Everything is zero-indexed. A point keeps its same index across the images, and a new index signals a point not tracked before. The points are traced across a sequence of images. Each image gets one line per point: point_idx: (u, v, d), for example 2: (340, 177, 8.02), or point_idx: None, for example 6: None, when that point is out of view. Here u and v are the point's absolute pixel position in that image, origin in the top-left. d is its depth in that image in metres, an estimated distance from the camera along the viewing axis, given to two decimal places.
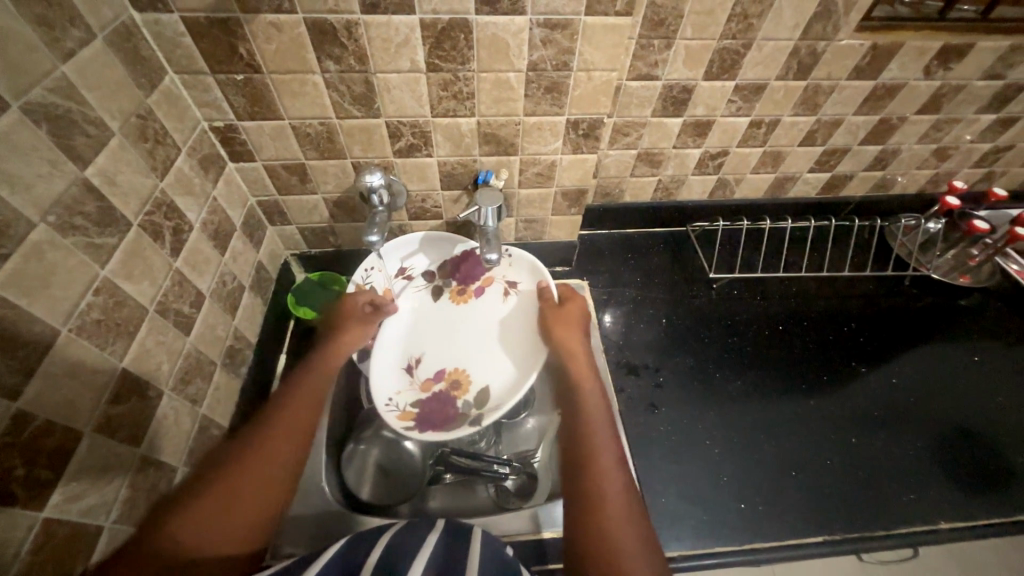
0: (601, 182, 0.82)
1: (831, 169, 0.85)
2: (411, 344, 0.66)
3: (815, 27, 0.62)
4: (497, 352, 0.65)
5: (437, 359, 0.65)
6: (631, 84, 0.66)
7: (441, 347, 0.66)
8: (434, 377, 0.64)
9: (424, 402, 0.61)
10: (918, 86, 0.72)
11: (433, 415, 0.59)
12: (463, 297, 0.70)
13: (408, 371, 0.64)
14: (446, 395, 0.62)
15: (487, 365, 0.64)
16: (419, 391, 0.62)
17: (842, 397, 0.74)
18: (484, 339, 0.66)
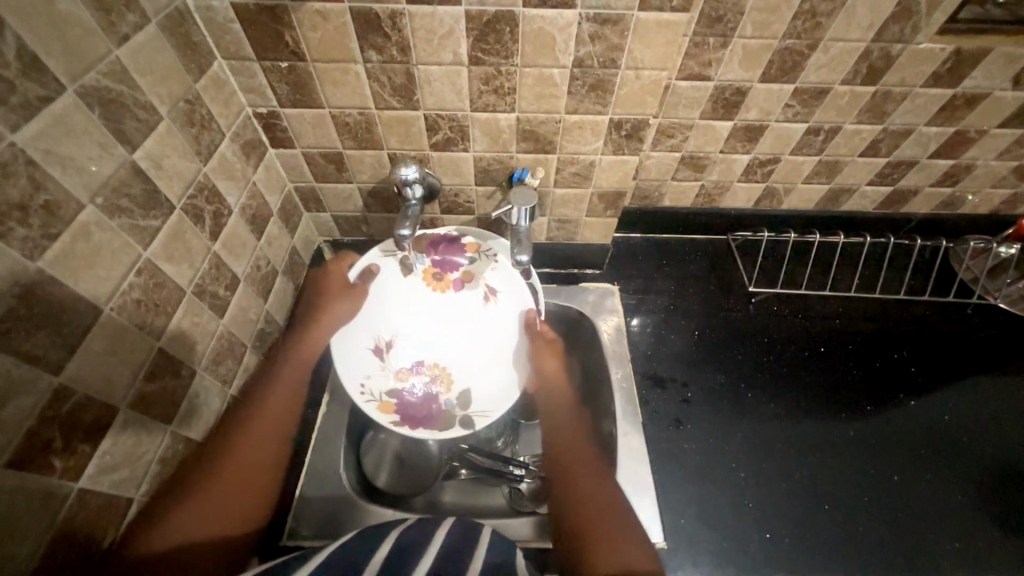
0: (640, 184, 0.79)
1: (894, 183, 0.79)
2: (383, 327, 0.66)
3: (892, 28, 0.57)
4: (475, 354, 0.68)
5: (412, 350, 0.68)
6: (680, 84, 0.63)
7: (416, 336, 0.68)
8: (411, 368, 0.67)
9: (402, 395, 0.65)
10: (1003, 97, 0.65)
11: (414, 410, 0.63)
12: (438, 283, 0.68)
13: (378, 354, 0.65)
14: (425, 390, 0.66)
15: (466, 365, 0.68)
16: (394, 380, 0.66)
17: (886, 428, 0.69)
18: (463, 338, 0.69)
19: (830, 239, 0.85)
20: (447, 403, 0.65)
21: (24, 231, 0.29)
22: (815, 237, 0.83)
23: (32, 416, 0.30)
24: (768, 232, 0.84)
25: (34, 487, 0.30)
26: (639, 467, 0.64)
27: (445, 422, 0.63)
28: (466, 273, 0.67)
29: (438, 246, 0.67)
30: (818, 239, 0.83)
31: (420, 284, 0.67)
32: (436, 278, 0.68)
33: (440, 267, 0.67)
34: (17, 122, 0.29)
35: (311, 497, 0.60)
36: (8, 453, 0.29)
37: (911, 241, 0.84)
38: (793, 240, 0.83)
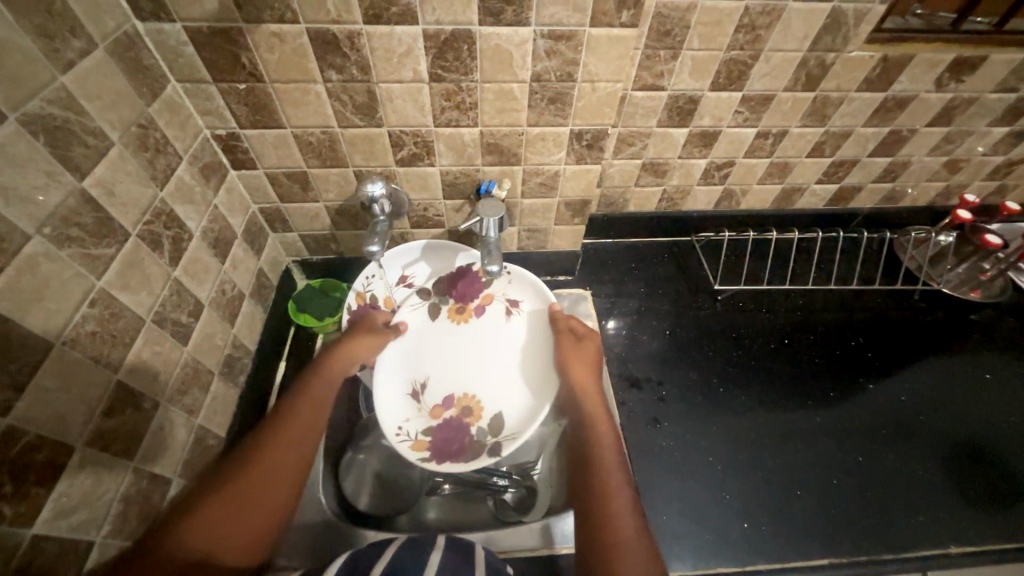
0: (605, 192, 0.81)
1: (840, 181, 0.84)
2: (417, 367, 0.66)
3: (825, 39, 0.61)
4: (506, 385, 0.66)
5: (444, 384, 0.66)
6: (636, 95, 0.65)
7: (446, 370, 0.67)
8: (443, 404, 0.65)
9: (438, 431, 0.63)
10: (929, 98, 0.70)
11: (448, 444, 0.61)
12: (462, 315, 0.70)
13: (415, 397, 0.64)
14: (458, 422, 0.64)
15: (498, 392, 0.66)
16: (430, 418, 0.63)
17: (850, 413, 0.72)
18: (496, 369, 0.67)
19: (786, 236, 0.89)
20: (480, 431, 0.63)
21: None
22: (772, 234, 0.88)
23: None
24: (729, 232, 0.87)
25: None
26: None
27: (478, 450, 0.60)
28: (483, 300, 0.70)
29: (455, 282, 0.71)
30: (776, 236, 0.87)
31: (447, 322, 0.70)
32: (458, 312, 0.70)
33: (461, 300, 0.70)
34: None
35: (289, 526, 0.58)
36: None
37: (860, 234, 0.89)
38: (752, 238, 0.87)
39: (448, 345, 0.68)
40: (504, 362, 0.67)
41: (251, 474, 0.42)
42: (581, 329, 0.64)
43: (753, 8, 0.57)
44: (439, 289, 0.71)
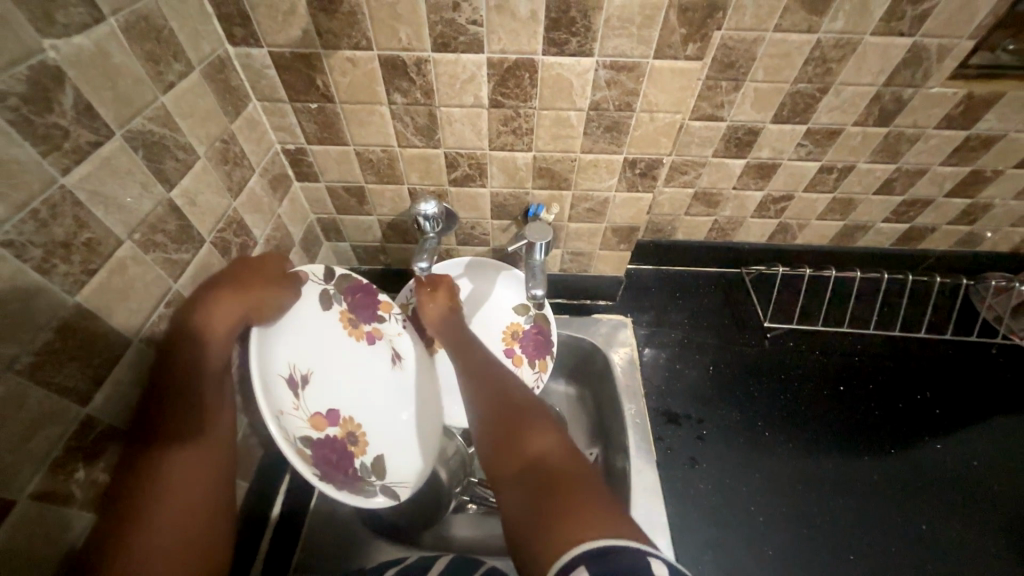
0: (653, 219, 0.80)
1: (909, 221, 0.78)
2: (303, 353, 0.52)
3: (902, 74, 0.58)
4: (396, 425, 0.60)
5: (331, 393, 0.54)
6: (693, 124, 0.64)
7: (334, 379, 0.55)
8: (327, 416, 0.53)
9: (318, 446, 0.50)
10: (1018, 139, 0.65)
11: (332, 467, 0.49)
12: (354, 327, 0.59)
13: (291, 386, 0.49)
14: (341, 447, 0.52)
15: (388, 431, 0.59)
16: (310, 428, 0.50)
17: (912, 474, 0.66)
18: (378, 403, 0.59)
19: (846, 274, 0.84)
20: (361, 467, 0.54)
21: (66, 267, 0.31)
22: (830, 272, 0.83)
23: (57, 447, 0.31)
24: (783, 268, 0.83)
25: (55, 518, 0.31)
26: (653, 507, 0.61)
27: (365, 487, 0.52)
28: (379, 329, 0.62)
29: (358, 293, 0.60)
30: (834, 275, 0.83)
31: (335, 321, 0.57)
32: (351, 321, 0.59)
33: (355, 314, 0.60)
34: (69, 165, 0.31)
35: (322, 531, 0.61)
36: (33, 483, 0.29)
37: (930, 278, 0.83)
38: (808, 275, 0.83)
39: (337, 349, 0.57)
40: (393, 401, 0.61)
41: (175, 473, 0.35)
42: None
43: (825, 42, 0.55)
44: (342, 286, 0.58)
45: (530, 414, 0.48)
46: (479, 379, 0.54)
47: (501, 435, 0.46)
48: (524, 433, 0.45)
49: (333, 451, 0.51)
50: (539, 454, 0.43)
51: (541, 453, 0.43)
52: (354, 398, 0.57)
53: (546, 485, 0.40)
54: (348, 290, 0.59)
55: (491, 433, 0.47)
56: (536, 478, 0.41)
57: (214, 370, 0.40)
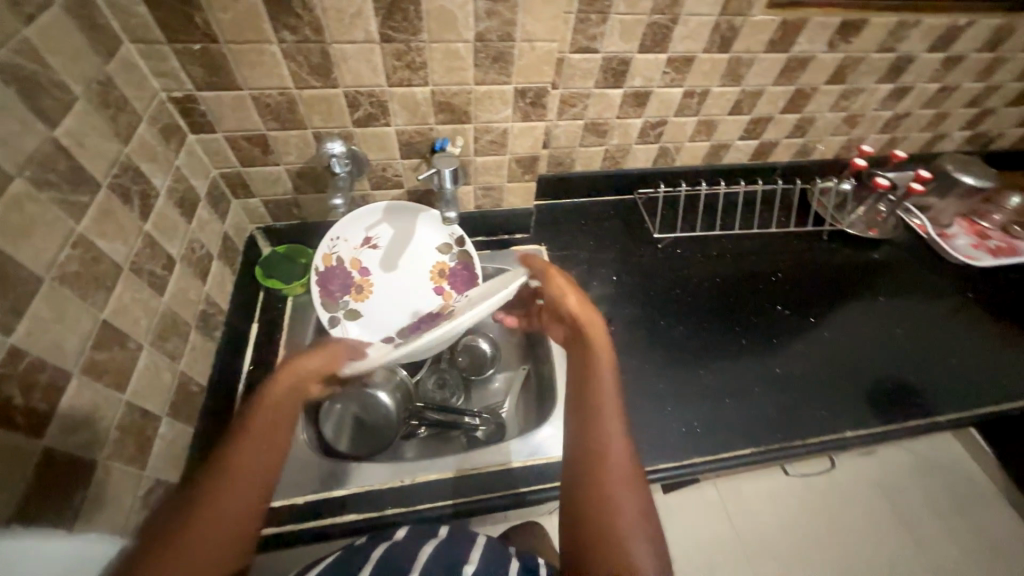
0: (553, 152, 0.88)
1: (758, 137, 0.94)
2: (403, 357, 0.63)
3: (733, 4, 0.69)
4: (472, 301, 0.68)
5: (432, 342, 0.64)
6: (573, 57, 0.72)
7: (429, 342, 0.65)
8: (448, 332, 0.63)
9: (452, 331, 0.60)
10: (824, 59, 0.81)
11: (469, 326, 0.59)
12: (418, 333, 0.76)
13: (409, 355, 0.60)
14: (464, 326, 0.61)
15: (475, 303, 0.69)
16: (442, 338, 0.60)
17: (768, 335, 0.84)
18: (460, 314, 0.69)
19: (717, 189, 1.00)
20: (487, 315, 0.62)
21: None
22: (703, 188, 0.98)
23: None
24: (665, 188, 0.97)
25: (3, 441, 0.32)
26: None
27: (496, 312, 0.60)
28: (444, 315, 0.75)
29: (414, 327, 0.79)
30: (706, 190, 0.98)
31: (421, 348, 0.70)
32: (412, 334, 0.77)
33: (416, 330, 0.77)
34: None
35: None
36: None
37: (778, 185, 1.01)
38: (685, 193, 0.97)
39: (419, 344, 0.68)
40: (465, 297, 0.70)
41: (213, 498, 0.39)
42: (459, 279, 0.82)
43: None
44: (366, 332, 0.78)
45: (629, 481, 0.46)
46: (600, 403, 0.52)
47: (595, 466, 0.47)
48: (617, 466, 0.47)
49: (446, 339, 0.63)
50: (616, 511, 0.44)
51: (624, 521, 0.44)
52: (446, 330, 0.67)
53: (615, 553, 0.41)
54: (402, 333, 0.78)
55: (591, 440, 0.49)
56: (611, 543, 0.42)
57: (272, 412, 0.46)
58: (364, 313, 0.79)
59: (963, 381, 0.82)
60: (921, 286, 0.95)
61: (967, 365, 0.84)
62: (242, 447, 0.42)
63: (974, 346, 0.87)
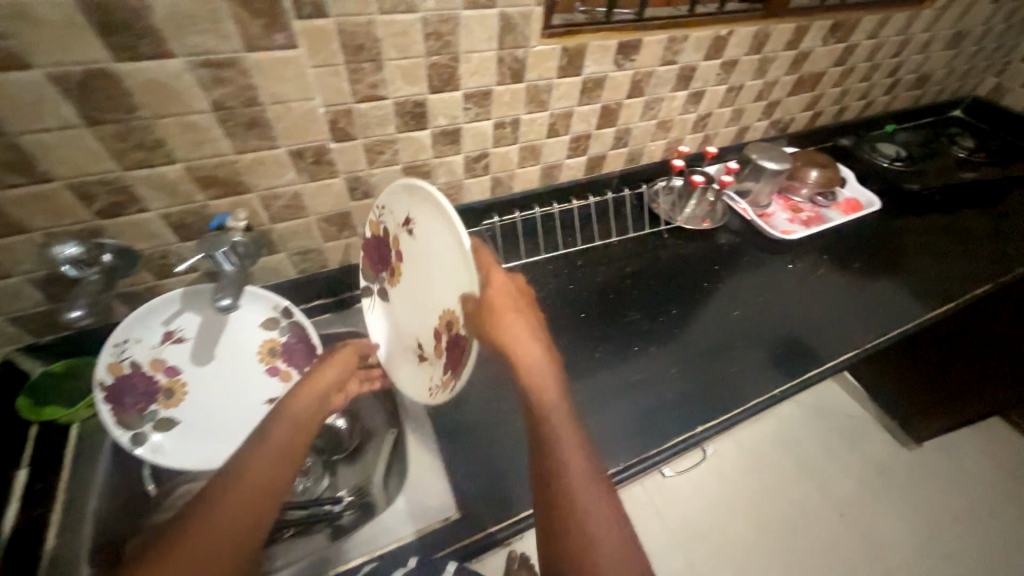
0: (380, 200, 0.84)
1: (585, 153, 0.98)
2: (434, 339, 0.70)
3: (507, 38, 0.70)
4: (443, 254, 0.62)
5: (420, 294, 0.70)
6: (361, 106, 0.69)
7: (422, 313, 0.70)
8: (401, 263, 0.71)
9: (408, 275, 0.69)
10: (617, 77, 0.86)
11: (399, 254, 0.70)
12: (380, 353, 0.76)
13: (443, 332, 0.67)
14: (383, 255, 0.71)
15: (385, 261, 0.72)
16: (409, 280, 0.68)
17: (619, 344, 0.88)
18: (438, 262, 0.65)
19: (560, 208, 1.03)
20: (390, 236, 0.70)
21: None
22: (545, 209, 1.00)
23: None
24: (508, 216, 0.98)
25: None
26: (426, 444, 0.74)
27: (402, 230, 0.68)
28: (395, 247, 0.70)
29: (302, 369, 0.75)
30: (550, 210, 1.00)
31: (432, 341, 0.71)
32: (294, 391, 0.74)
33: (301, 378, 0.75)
34: None
35: None
36: None
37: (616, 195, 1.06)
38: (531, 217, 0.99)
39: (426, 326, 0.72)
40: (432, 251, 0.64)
41: (249, 480, 0.51)
42: (289, 352, 0.76)
43: (430, 19, 0.63)
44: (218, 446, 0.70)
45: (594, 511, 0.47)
46: (562, 485, 0.48)
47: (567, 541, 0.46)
48: (592, 543, 0.45)
49: (451, 321, 0.63)
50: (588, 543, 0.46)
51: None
52: (409, 291, 0.71)
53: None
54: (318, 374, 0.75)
55: (555, 487, 0.49)
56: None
57: (296, 412, 0.60)
58: (180, 419, 0.69)
59: (795, 350, 0.89)
60: (749, 266, 1.05)
61: (794, 332, 0.92)
62: (269, 438, 0.55)
63: (799, 313, 0.96)
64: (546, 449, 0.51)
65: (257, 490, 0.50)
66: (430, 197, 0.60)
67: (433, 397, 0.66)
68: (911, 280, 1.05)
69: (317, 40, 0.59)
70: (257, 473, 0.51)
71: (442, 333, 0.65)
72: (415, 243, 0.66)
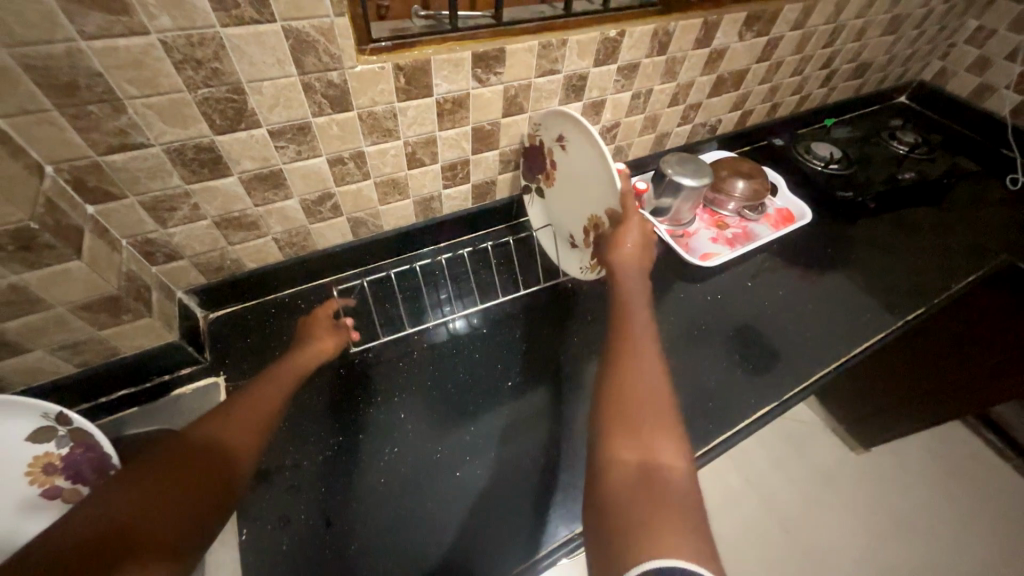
0: (196, 259, 0.68)
1: (466, 180, 0.83)
2: (577, 236, 0.80)
3: (308, 60, 0.55)
4: (590, 179, 0.71)
5: (561, 196, 0.80)
6: (113, 159, 0.52)
7: (568, 212, 0.80)
8: (547, 166, 0.80)
9: (552, 170, 0.79)
10: (482, 94, 0.70)
11: (540, 159, 0.80)
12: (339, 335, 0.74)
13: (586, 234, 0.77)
14: (536, 156, 0.81)
15: (537, 158, 0.81)
16: (561, 175, 0.77)
17: (499, 414, 0.72)
18: (581, 183, 0.74)
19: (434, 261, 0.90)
20: (537, 139, 0.78)
21: None
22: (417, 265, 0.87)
23: None
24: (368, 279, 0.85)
25: None
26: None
27: (543, 137, 0.77)
28: (548, 157, 0.78)
29: (82, 474, 0.61)
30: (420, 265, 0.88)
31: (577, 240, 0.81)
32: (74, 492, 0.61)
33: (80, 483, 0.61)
34: None
35: None
36: None
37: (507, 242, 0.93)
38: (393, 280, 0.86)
39: (568, 222, 0.81)
40: (580, 171, 0.72)
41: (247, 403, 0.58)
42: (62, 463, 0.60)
43: (175, 42, 0.47)
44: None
45: (662, 420, 0.47)
46: (625, 359, 0.53)
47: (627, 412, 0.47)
48: (648, 424, 0.46)
49: (596, 226, 0.75)
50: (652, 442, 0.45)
51: (655, 450, 0.44)
52: (558, 189, 0.80)
53: (654, 490, 0.40)
54: (97, 472, 0.61)
55: (625, 390, 0.49)
56: (637, 474, 0.42)
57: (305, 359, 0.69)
58: None
59: (710, 407, 0.79)
60: (663, 310, 0.95)
61: (713, 385, 0.83)
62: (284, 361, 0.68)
63: (713, 367, 0.85)
64: (624, 350, 0.54)
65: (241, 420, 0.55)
66: (579, 124, 0.66)
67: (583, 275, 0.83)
68: (835, 309, 0.96)
69: None
70: (271, 388, 0.62)
71: (588, 232, 0.77)
72: (566, 160, 0.74)
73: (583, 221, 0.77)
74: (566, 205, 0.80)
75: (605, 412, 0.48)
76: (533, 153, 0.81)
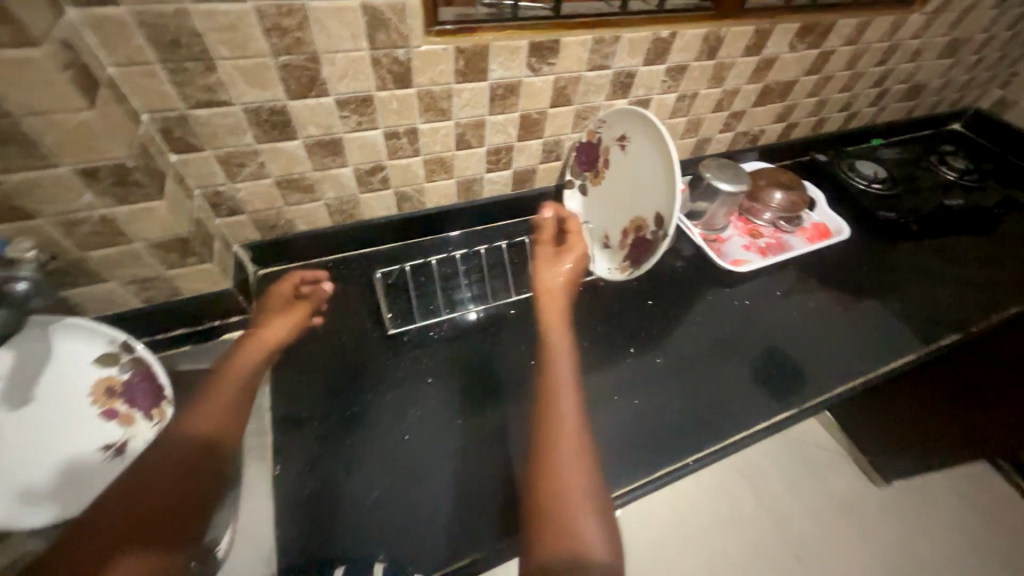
0: (255, 216, 0.74)
1: (509, 166, 0.87)
2: (613, 235, 0.85)
3: (379, 36, 0.59)
4: (645, 179, 0.77)
5: (608, 192, 0.85)
6: (199, 113, 0.58)
7: (611, 208, 0.85)
8: (601, 162, 0.85)
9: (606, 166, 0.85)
10: (533, 83, 0.73)
11: (595, 156, 0.86)
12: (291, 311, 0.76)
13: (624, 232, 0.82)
14: (592, 152, 0.87)
15: (593, 154, 0.87)
16: (615, 171, 0.83)
17: (521, 391, 0.74)
18: (634, 180, 0.79)
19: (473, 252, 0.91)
20: (599, 136, 0.85)
21: None
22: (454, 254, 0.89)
23: None
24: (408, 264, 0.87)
25: None
26: (261, 519, 0.60)
27: (607, 133, 0.83)
28: (605, 155, 0.84)
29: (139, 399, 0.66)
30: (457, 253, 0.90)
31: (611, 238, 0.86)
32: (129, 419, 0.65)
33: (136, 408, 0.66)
34: None
35: None
36: None
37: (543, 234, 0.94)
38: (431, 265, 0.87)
39: (607, 220, 0.86)
40: (638, 165, 0.77)
41: (191, 436, 0.58)
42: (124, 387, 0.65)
43: (266, 11, 0.52)
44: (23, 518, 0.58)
45: (582, 492, 0.53)
46: (545, 442, 0.56)
47: (551, 497, 0.52)
48: (575, 496, 0.52)
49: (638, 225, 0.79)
50: (577, 514, 0.51)
51: (581, 528, 0.50)
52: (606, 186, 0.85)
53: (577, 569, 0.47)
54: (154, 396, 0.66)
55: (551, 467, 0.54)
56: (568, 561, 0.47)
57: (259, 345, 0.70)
58: None
59: (726, 411, 0.80)
60: (689, 312, 0.96)
61: (730, 391, 0.83)
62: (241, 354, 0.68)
63: (733, 373, 0.86)
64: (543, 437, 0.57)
65: (183, 460, 0.56)
66: (650, 121, 0.73)
67: (610, 274, 0.86)
68: (862, 330, 0.95)
69: (111, 34, 0.48)
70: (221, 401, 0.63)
71: (629, 232, 0.81)
72: (624, 158, 0.80)
73: (625, 221, 0.82)
74: (611, 200, 0.85)
75: (535, 493, 0.53)
76: (589, 149, 0.87)
